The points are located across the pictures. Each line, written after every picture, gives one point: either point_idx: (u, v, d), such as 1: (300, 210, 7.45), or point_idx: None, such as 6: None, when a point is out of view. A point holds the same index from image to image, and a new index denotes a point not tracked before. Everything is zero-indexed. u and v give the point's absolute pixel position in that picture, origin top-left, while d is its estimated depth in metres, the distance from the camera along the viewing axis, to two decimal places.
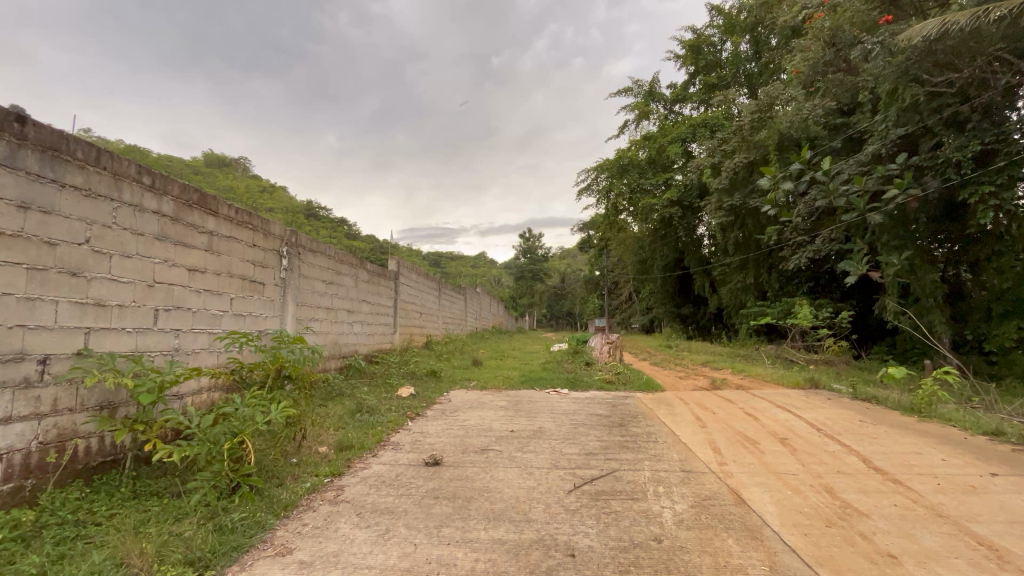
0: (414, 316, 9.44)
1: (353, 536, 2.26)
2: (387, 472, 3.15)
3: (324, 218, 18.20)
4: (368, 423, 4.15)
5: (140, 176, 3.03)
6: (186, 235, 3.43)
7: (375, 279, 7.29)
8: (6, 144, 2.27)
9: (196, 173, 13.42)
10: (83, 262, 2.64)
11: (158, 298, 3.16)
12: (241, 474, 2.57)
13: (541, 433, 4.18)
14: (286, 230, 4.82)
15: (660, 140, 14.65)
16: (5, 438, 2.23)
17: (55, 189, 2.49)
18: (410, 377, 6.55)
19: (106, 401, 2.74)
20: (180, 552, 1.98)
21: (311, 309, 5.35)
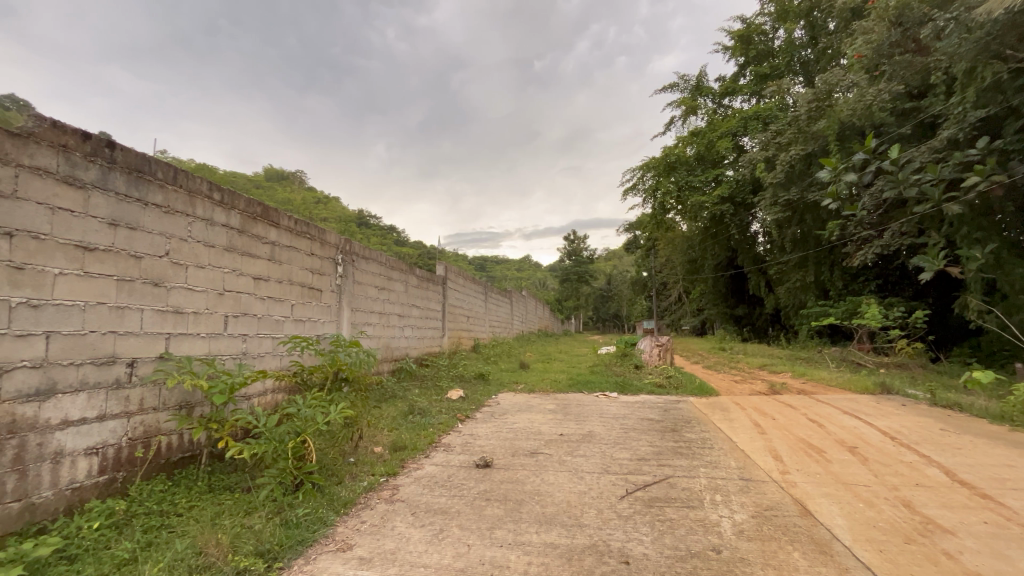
0: (462, 320, 9.60)
1: (410, 535, 2.32)
2: (440, 473, 3.22)
3: (374, 226, 18.89)
4: (421, 425, 4.26)
5: (212, 192, 3.26)
6: (251, 246, 3.67)
7: (425, 284, 7.48)
8: (98, 167, 2.51)
9: (257, 187, 14.31)
10: (164, 273, 2.88)
11: (228, 305, 3.39)
12: (304, 472, 2.70)
13: (591, 437, 4.13)
14: (341, 238, 5.03)
15: (709, 135, 14.16)
16: (100, 434, 2.46)
17: (140, 207, 2.73)
18: (459, 380, 6.67)
19: (184, 401, 2.97)
20: (252, 544, 2.10)
21: (364, 314, 5.55)
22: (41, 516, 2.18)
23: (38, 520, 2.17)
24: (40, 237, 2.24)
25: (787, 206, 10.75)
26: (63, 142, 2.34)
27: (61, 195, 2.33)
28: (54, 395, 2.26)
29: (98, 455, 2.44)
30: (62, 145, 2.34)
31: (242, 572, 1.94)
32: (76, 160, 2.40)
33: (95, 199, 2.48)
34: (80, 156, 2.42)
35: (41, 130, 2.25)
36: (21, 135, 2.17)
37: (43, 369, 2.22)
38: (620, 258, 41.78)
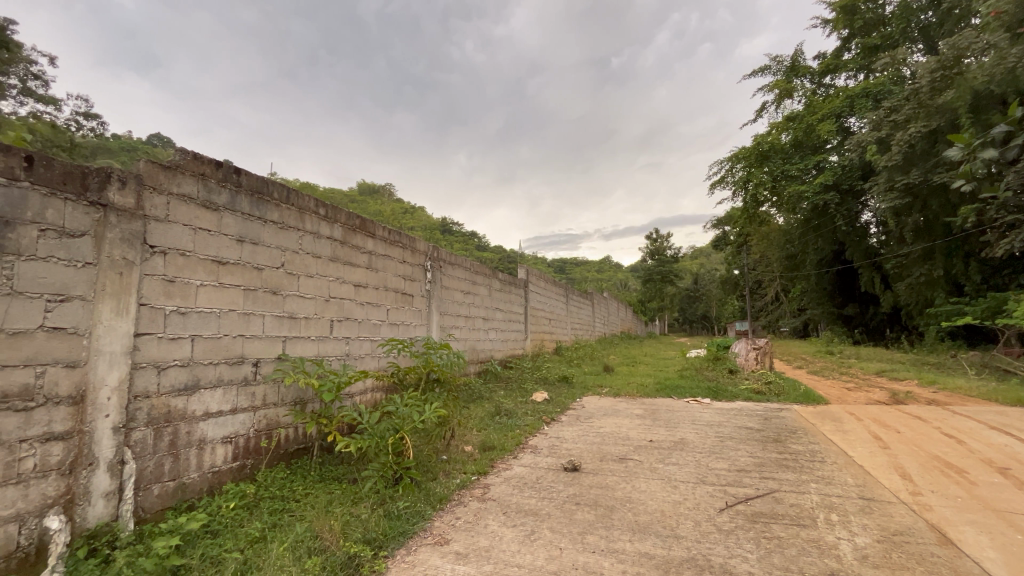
0: (544, 323, 9.65)
1: (502, 534, 2.37)
2: (529, 474, 3.26)
3: (457, 233, 19.61)
4: (508, 426, 4.34)
5: (318, 208, 3.59)
6: (352, 256, 3.97)
7: (507, 288, 7.62)
8: (229, 191, 2.86)
9: (352, 201, 15.52)
10: (280, 283, 3.21)
11: (333, 310, 3.70)
12: (403, 467, 2.87)
13: (684, 445, 3.94)
14: (429, 246, 5.28)
15: (808, 118, 12.93)
16: (232, 425, 2.80)
17: (261, 224, 3.08)
18: (543, 382, 6.69)
19: (298, 398, 3.29)
20: (360, 532, 2.27)
21: (452, 317, 5.78)
22: (190, 494, 2.54)
23: (188, 497, 2.52)
24: (185, 253, 2.60)
25: (907, 191, 9.49)
26: (201, 172, 2.70)
27: (201, 217, 2.69)
28: (198, 389, 2.61)
29: (232, 444, 2.79)
30: (201, 173, 2.70)
31: (353, 557, 2.10)
32: (211, 186, 2.76)
33: (226, 219, 2.84)
34: (215, 182, 2.78)
35: (186, 162, 2.63)
36: (171, 168, 2.54)
37: (190, 367, 2.58)
38: (708, 256, 39.40)
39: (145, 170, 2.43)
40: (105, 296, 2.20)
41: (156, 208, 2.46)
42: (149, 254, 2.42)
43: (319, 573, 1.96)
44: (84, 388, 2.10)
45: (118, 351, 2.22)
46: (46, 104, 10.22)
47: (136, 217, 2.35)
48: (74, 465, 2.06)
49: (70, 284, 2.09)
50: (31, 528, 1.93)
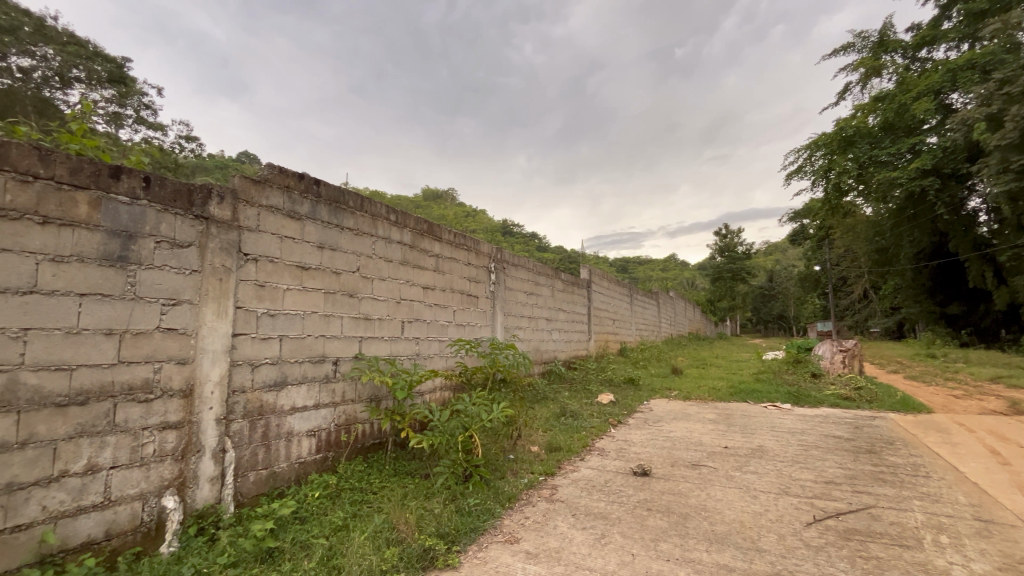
0: (608, 323, 9.48)
1: (572, 536, 2.35)
2: (597, 477, 3.21)
3: (518, 234, 19.72)
4: (574, 427, 4.31)
5: (388, 214, 3.75)
6: (420, 259, 4.12)
7: (570, 288, 7.56)
8: (310, 202, 3.07)
9: (416, 206, 16.09)
10: (356, 286, 3.40)
11: (403, 312, 3.85)
12: (473, 465, 2.94)
13: (763, 453, 3.70)
14: (493, 247, 5.36)
15: (899, 98, 11.71)
16: (315, 419, 3.00)
17: (338, 231, 3.27)
18: (608, 384, 6.57)
19: (374, 395, 3.47)
20: (434, 526, 2.35)
21: (516, 318, 5.83)
22: (281, 482, 2.75)
23: (279, 485, 2.74)
24: (274, 259, 2.82)
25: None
26: (286, 184, 2.92)
27: (287, 227, 2.91)
28: (286, 385, 2.83)
29: (316, 437, 2.99)
30: (286, 186, 2.92)
31: (427, 550, 2.17)
32: (295, 197, 2.97)
33: (308, 228, 3.05)
34: (298, 193, 2.99)
35: (273, 176, 2.85)
36: (261, 182, 2.76)
37: (279, 365, 2.79)
38: (785, 252, 36.75)
39: (239, 185, 2.66)
40: (208, 300, 2.44)
41: (249, 220, 2.69)
42: (243, 262, 2.65)
43: (397, 564, 2.05)
44: (193, 383, 2.35)
45: (219, 350, 2.46)
46: (156, 130, 11.52)
47: (232, 228, 2.59)
48: (185, 452, 2.30)
49: (180, 289, 2.34)
50: (152, 506, 2.18)
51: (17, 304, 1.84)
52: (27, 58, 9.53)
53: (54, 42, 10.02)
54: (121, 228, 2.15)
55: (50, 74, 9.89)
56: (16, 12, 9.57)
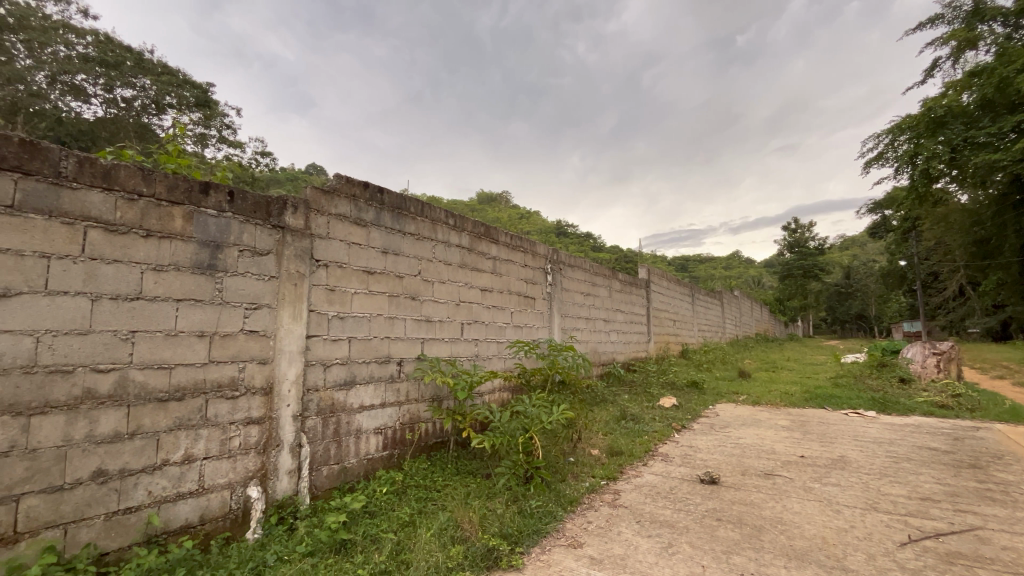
0: (669, 324, 9.18)
1: (638, 543, 2.29)
2: (662, 484, 3.10)
3: (572, 235, 19.51)
4: (635, 431, 4.21)
5: (447, 218, 3.83)
6: (478, 262, 4.18)
7: (628, 288, 7.38)
8: (375, 209, 3.20)
9: (471, 210, 16.37)
10: (418, 289, 3.51)
11: (463, 314, 3.93)
12: (534, 466, 2.94)
13: (845, 464, 3.43)
14: (549, 249, 5.34)
15: (1000, 70, 10.41)
16: (382, 418, 3.12)
17: (400, 236, 3.39)
18: (670, 387, 6.35)
19: (436, 395, 3.56)
20: (497, 526, 2.37)
21: (573, 319, 5.78)
22: (351, 477, 2.89)
23: (349, 479, 2.87)
24: (342, 265, 2.96)
25: None
26: (353, 194, 3.06)
27: (354, 233, 3.05)
28: (355, 385, 2.96)
29: (382, 434, 3.11)
30: (353, 195, 3.06)
31: (491, 550, 2.19)
32: (361, 206, 3.11)
33: (373, 234, 3.18)
34: (363, 201, 3.13)
35: (341, 186, 3.00)
36: (330, 193, 2.92)
37: (348, 365, 2.93)
38: (863, 245, 33.92)
39: (311, 197, 2.83)
40: (284, 304, 2.60)
41: (320, 228, 2.84)
42: (315, 267, 2.80)
43: (462, 562, 2.09)
44: (273, 381, 2.52)
45: (295, 350, 2.62)
46: (235, 147, 12.51)
47: (305, 236, 2.75)
48: (266, 446, 2.47)
49: (260, 294, 2.52)
50: (239, 495, 2.36)
51: (126, 308, 2.05)
52: (130, 89, 10.74)
53: (151, 73, 11.17)
54: (210, 239, 2.35)
55: (148, 102, 11.05)
56: (121, 49, 10.84)
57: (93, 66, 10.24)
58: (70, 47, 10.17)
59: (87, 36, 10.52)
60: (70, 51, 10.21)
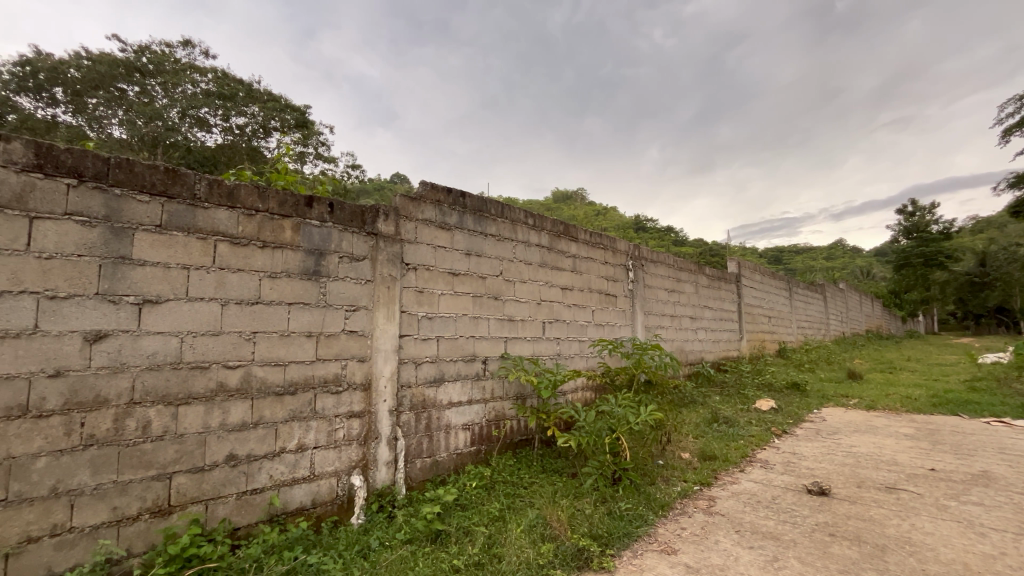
0: (763, 320, 8.52)
1: (738, 554, 2.15)
2: (763, 492, 2.89)
3: (653, 229, 18.78)
4: (729, 434, 3.96)
5: (527, 218, 3.87)
6: (558, 261, 4.17)
7: (716, 284, 6.95)
8: (458, 213, 3.31)
9: (546, 209, 16.39)
10: (500, 289, 3.58)
11: (544, 313, 3.94)
12: (622, 468, 2.87)
13: (990, 481, 2.96)
14: (630, 245, 5.19)
15: None
16: (469, 414, 3.22)
17: (482, 238, 3.48)
18: (767, 389, 5.89)
19: (520, 393, 3.61)
20: (586, 527, 2.35)
21: (657, 317, 5.56)
22: (443, 470, 3.02)
23: (441, 472, 3.00)
24: (430, 267, 3.10)
25: None
26: (438, 199, 3.19)
27: (439, 237, 3.18)
28: (443, 382, 3.09)
29: (470, 430, 3.22)
30: (437, 200, 3.19)
31: (581, 550, 2.18)
32: (445, 210, 3.24)
33: (457, 237, 3.29)
34: (447, 205, 3.24)
35: (427, 193, 3.14)
36: (417, 200, 3.06)
37: (437, 363, 3.07)
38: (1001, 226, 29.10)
39: (400, 204, 2.98)
40: (379, 305, 2.78)
41: (409, 233, 3.00)
42: (406, 271, 2.96)
43: (553, 560, 2.09)
44: (370, 378, 2.70)
45: (389, 349, 2.79)
46: (330, 162, 13.57)
47: (396, 241, 2.91)
48: (367, 438, 2.66)
49: (358, 297, 2.71)
50: (344, 482, 2.56)
51: (248, 312, 2.30)
52: (243, 117, 12.08)
53: (259, 101, 12.48)
54: (315, 247, 2.57)
55: (257, 127, 12.34)
56: (235, 82, 12.24)
57: (213, 99, 11.66)
58: (195, 84, 11.65)
59: (208, 73, 12.00)
60: (196, 88, 11.70)
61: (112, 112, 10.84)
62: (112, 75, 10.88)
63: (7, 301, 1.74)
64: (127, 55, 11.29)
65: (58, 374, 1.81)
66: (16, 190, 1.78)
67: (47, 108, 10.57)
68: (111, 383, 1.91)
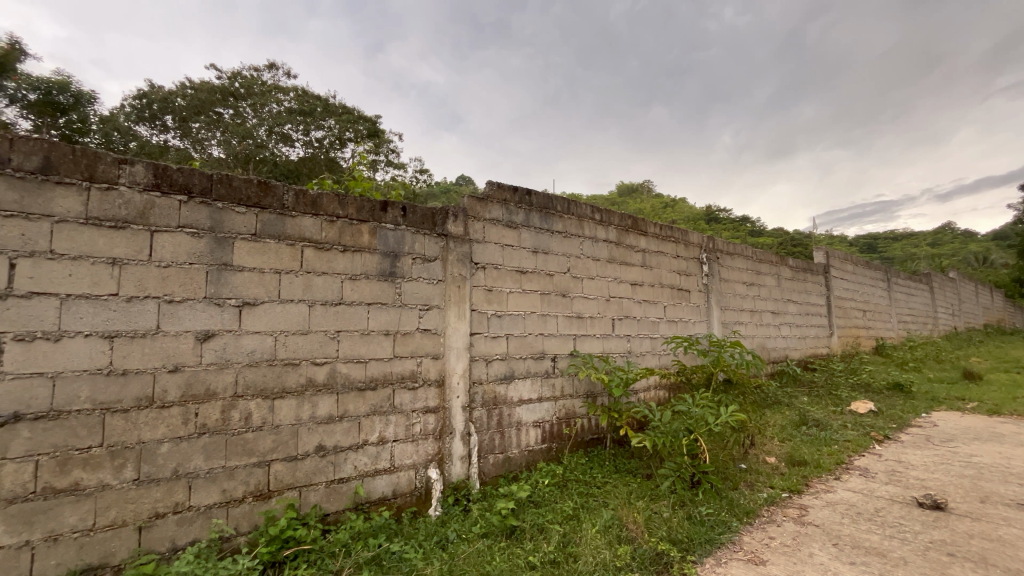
0: (857, 314, 7.77)
1: (836, 570, 1.98)
2: (864, 503, 2.63)
3: (726, 219, 17.73)
4: (821, 438, 3.64)
5: (593, 214, 3.80)
6: (627, 256, 4.06)
7: (801, 276, 6.44)
8: (524, 211, 3.32)
9: (611, 203, 16.03)
10: (568, 286, 3.55)
11: (613, 310, 3.86)
12: (701, 471, 2.74)
13: None
14: (704, 237, 4.93)
15: None
16: (539, 411, 3.23)
17: (549, 235, 3.46)
18: (863, 389, 5.37)
19: (590, 391, 3.55)
20: (664, 531, 2.27)
21: (735, 313, 5.25)
22: (515, 466, 3.05)
23: (513, 468, 3.03)
24: (498, 266, 3.14)
25: None
26: (504, 198, 3.21)
27: (506, 236, 3.21)
28: (514, 379, 3.11)
29: (541, 428, 3.22)
30: (504, 199, 3.21)
31: (660, 554, 2.11)
32: (511, 209, 3.26)
33: (524, 235, 3.30)
34: (513, 204, 3.26)
35: (493, 192, 3.17)
36: (484, 200, 3.11)
37: (507, 360, 3.10)
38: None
39: (468, 205, 3.04)
40: (450, 304, 2.86)
41: (477, 233, 3.05)
42: (475, 270, 3.02)
43: (630, 563, 2.04)
44: (444, 374, 2.79)
45: (461, 346, 2.86)
46: (399, 168, 14.17)
47: (465, 241, 2.98)
48: (442, 433, 2.75)
49: (430, 297, 2.80)
50: (422, 475, 2.66)
51: (332, 312, 2.46)
52: (321, 130, 12.93)
53: (335, 114, 13.29)
54: (390, 250, 2.69)
55: (334, 139, 13.16)
56: (314, 99, 13.13)
57: (296, 115, 12.58)
58: (279, 103, 12.62)
59: (290, 92, 12.96)
60: (280, 107, 12.68)
61: (212, 134, 12.04)
62: (211, 100, 12.06)
63: (135, 305, 1.98)
64: (223, 81, 12.45)
65: (176, 369, 2.04)
66: (139, 207, 2.02)
67: (160, 135, 11.93)
68: (218, 378, 2.12)
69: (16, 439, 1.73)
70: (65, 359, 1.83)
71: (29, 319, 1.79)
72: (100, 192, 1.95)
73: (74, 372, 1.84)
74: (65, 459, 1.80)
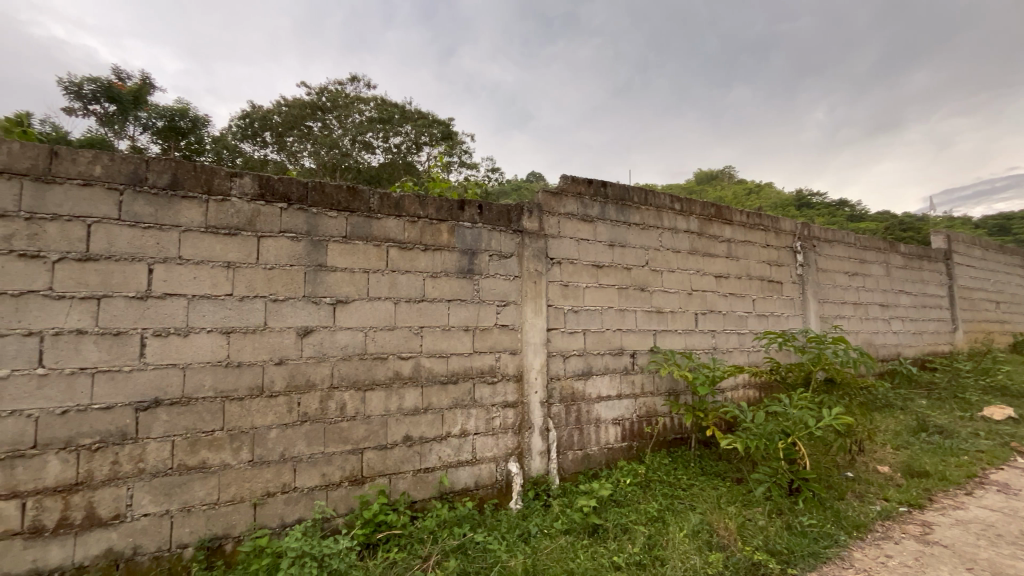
0: (988, 307, 6.75)
1: None
2: (1005, 525, 2.28)
3: (821, 204, 16.17)
4: (946, 448, 3.21)
5: (673, 204, 3.63)
6: (710, 247, 3.83)
7: (916, 264, 5.70)
8: (599, 204, 3.25)
9: (688, 192, 15.25)
10: (647, 280, 3.43)
11: (696, 304, 3.67)
12: (801, 477, 2.53)
13: None
14: (798, 224, 4.53)
15: None
16: (619, 409, 3.15)
17: (626, 228, 3.36)
18: (999, 393, 4.65)
19: (672, 389, 3.41)
20: (761, 540, 2.12)
21: (835, 306, 4.78)
22: (595, 464, 3.00)
23: (592, 466, 2.99)
24: (573, 261, 3.10)
25: None
26: (579, 191, 3.16)
27: (582, 230, 3.16)
28: (592, 375, 3.07)
29: (621, 425, 3.15)
30: (579, 193, 3.16)
31: (757, 565, 1.97)
32: (586, 202, 3.20)
33: (599, 228, 3.23)
34: (588, 197, 3.20)
35: (567, 185, 3.13)
36: (559, 194, 3.08)
37: (584, 356, 3.06)
38: None
39: (543, 200, 3.03)
40: (527, 300, 2.87)
41: (552, 228, 3.04)
42: (551, 265, 3.01)
43: (724, 571, 1.93)
44: (522, 369, 2.81)
45: (538, 342, 2.87)
46: (472, 168, 14.48)
47: (540, 237, 2.98)
48: (521, 427, 2.77)
49: (507, 293, 2.83)
50: (502, 468, 2.71)
51: (415, 309, 2.56)
52: (398, 136, 13.56)
53: (411, 120, 13.87)
54: (468, 247, 2.75)
55: (411, 144, 13.75)
56: (391, 106, 13.79)
57: (375, 124, 13.30)
58: (361, 113, 13.41)
59: (370, 102, 13.72)
60: (362, 116, 13.46)
61: (303, 146, 13.07)
62: (302, 115, 13.10)
63: (246, 303, 2.19)
64: (312, 97, 13.46)
65: (281, 362, 2.23)
66: (248, 215, 2.24)
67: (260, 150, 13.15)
68: (317, 370, 2.29)
69: (157, 421, 1.99)
70: (193, 352, 2.08)
71: (163, 317, 2.05)
72: (217, 204, 2.18)
73: (200, 363, 2.08)
74: (195, 440, 2.04)
